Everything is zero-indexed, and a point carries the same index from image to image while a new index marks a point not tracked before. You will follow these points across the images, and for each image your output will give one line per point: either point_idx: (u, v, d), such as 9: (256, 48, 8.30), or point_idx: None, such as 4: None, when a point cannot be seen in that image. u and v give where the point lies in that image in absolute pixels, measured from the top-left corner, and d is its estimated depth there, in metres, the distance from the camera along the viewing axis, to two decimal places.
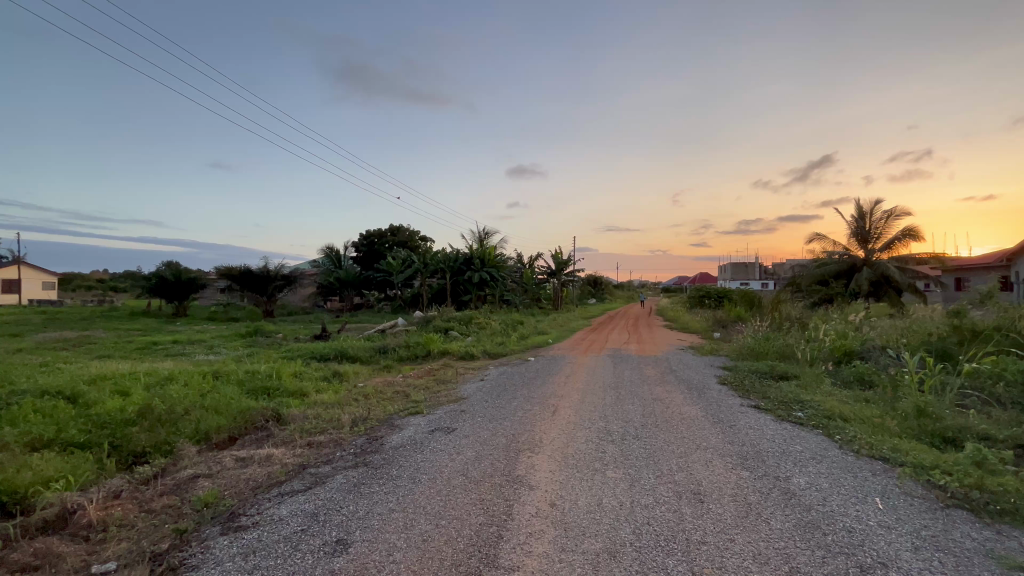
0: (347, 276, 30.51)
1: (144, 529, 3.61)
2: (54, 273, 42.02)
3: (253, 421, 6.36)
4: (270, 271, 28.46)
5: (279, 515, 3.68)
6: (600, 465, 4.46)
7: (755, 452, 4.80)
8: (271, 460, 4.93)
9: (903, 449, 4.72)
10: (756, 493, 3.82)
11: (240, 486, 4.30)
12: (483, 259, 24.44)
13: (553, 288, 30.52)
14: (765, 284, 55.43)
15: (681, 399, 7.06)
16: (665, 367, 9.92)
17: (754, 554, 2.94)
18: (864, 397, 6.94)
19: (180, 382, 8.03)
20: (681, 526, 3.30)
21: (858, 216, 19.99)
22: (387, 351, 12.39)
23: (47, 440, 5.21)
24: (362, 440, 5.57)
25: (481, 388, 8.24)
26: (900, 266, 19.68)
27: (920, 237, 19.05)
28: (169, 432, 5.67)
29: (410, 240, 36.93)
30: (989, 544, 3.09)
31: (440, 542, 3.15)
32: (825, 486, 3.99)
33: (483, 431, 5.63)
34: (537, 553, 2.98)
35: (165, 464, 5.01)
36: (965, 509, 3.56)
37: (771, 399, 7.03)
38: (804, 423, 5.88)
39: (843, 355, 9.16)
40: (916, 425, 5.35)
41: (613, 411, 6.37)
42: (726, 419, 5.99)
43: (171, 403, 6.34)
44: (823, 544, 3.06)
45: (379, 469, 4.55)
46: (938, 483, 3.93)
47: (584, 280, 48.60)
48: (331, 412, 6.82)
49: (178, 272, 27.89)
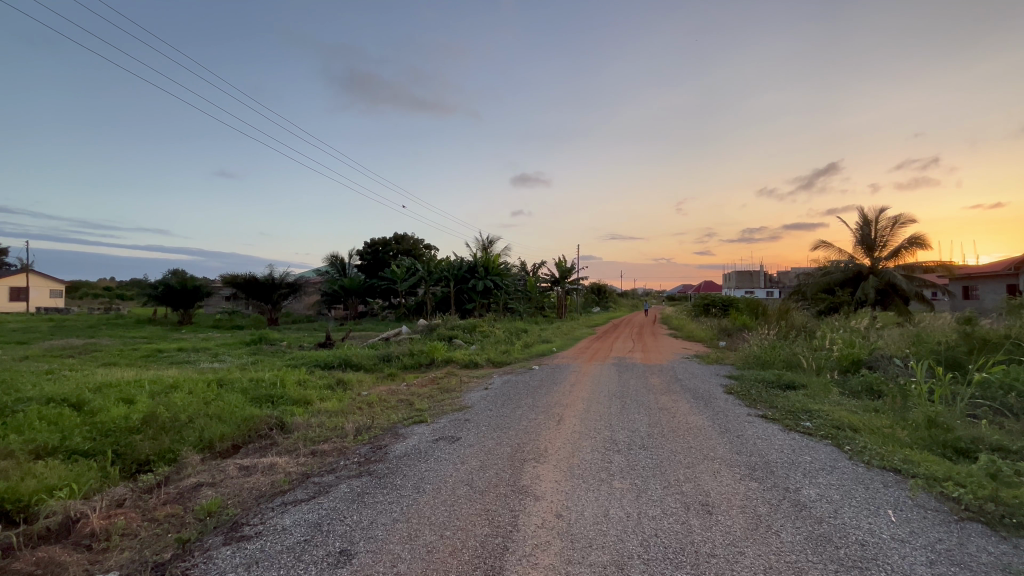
0: (351, 285, 30.53)
1: (147, 538, 3.59)
2: (61, 281, 42.31)
3: (257, 429, 6.36)
4: (275, 280, 28.45)
5: (282, 524, 3.65)
6: (606, 475, 4.40)
7: (763, 462, 4.74)
8: (274, 469, 4.90)
9: (915, 460, 4.64)
10: (765, 505, 3.76)
11: (243, 495, 4.27)
12: (487, 267, 24.41)
13: (557, 297, 30.44)
14: (772, 292, 55.28)
15: (686, 408, 7.00)
16: (670, 375, 9.87)
17: (765, 568, 2.88)
18: (873, 407, 6.86)
19: (185, 389, 8.05)
20: (689, 539, 3.24)
21: (863, 224, 19.89)
22: (391, 359, 12.36)
23: (51, 447, 5.20)
24: (366, 448, 5.56)
25: (484, 397, 8.19)
26: (908, 274, 19.52)
27: (926, 245, 18.92)
28: (172, 439, 5.65)
29: (413, 248, 37.03)
30: (1006, 558, 3.01)
31: (445, 553, 3.11)
32: (836, 497, 3.93)
33: (487, 440, 5.59)
34: (543, 566, 2.93)
35: (168, 472, 5.00)
36: (981, 522, 3.48)
37: (778, 408, 6.95)
38: (813, 433, 5.81)
39: (851, 364, 9.01)
40: (928, 436, 5.25)
41: (619, 421, 6.30)
42: (734, 429, 5.93)
43: (176, 410, 6.33)
44: (836, 557, 3.01)
45: (384, 478, 4.52)
46: (952, 495, 3.86)
47: (588, 289, 48.83)
48: (335, 420, 6.80)
49: (184, 280, 28.02)
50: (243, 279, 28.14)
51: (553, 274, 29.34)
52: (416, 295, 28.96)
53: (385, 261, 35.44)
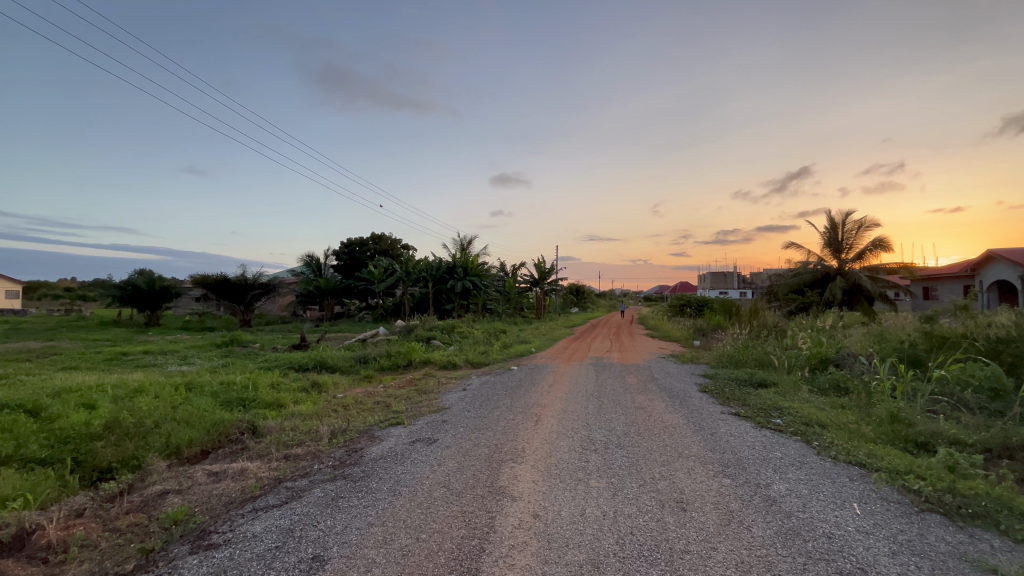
0: (327, 285, 29.97)
1: (108, 548, 3.44)
2: (16, 282, 40.40)
3: (228, 433, 6.18)
4: (247, 280, 27.77)
5: (252, 531, 3.55)
6: (583, 474, 4.44)
7: (736, 459, 4.84)
8: (244, 475, 4.77)
9: (879, 454, 4.81)
10: (737, 500, 3.84)
11: (212, 501, 4.14)
12: (466, 267, 24.56)
13: (535, 297, 30.27)
14: (742, 292, 57.16)
15: (662, 407, 7.11)
16: (647, 375, 9.98)
17: (736, 562, 2.94)
18: (840, 403, 7.10)
19: (151, 394, 7.72)
20: (664, 536, 3.28)
21: (831, 227, 20.64)
22: (368, 360, 12.26)
23: (4, 457, 4.95)
24: (340, 452, 5.45)
25: (463, 398, 8.20)
26: (873, 275, 20.30)
27: (889, 247, 19.71)
28: (137, 446, 5.45)
29: (391, 249, 36.61)
30: (962, 547, 3.15)
31: (421, 556, 3.07)
32: (805, 492, 4.04)
33: (464, 441, 5.58)
34: (520, 566, 2.93)
35: (132, 481, 4.80)
36: (939, 513, 3.63)
37: (750, 406, 7.13)
38: (783, 429, 5.97)
39: (818, 362, 9.33)
40: (890, 431, 5.46)
41: (596, 421, 6.34)
42: (707, 427, 6.05)
43: (140, 416, 6.08)
44: (804, 551, 3.08)
45: (359, 482, 4.44)
46: (913, 487, 4.02)
47: (566, 289, 49.57)
48: (309, 423, 6.69)
49: (151, 280, 26.99)
50: (214, 280, 27.36)
51: (531, 275, 29.40)
52: (394, 296, 28.82)
53: (363, 262, 34.98)
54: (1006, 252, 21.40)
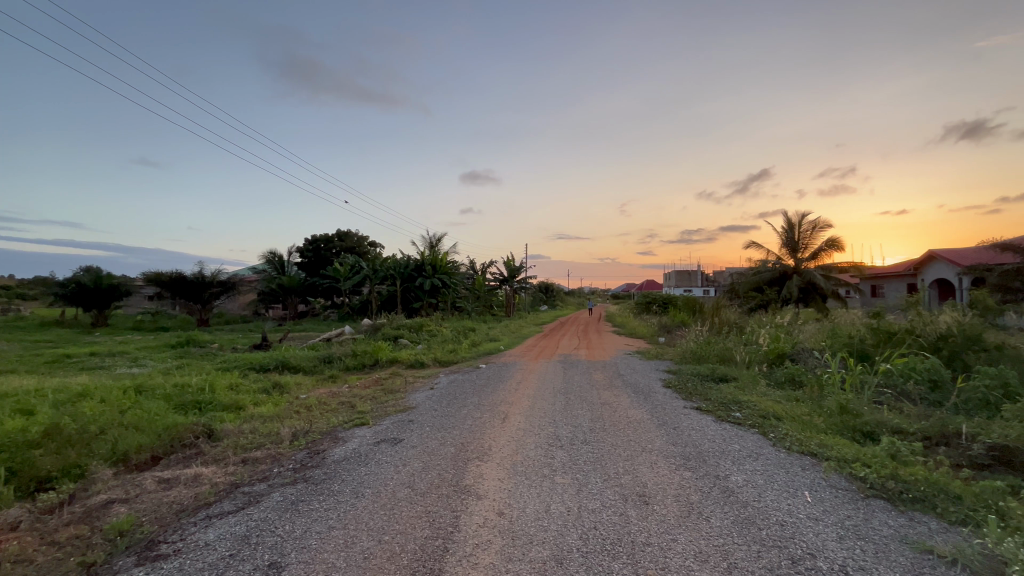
0: (291, 283, 29.09)
1: (45, 563, 3.22)
2: None
3: (181, 438, 5.90)
4: (204, 278, 26.66)
5: (204, 540, 3.40)
6: (548, 470, 4.47)
7: (697, 452, 4.97)
8: (198, 480, 4.57)
9: (829, 444, 5.04)
10: (697, 492, 3.95)
11: (162, 510, 3.94)
12: (434, 265, 24.30)
13: (505, 295, 30.28)
14: (705, 291, 58.96)
15: (627, 403, 7.25)
16: (613, 371, 10.14)
17: (694, 553, 3.02)
18: (795, 396, 7.41)
19: (97, 398, 7.29)
20: (626, 529, 3.34)
21: (788, 227, 21.49)
22: (333, 360, 11.97)
23: None
24: (301, 454, 5.30)
25: (430, 397, 8.11)
26: (826, 274, 21.27)
27: (841, 246, 20.70)
28: (80, 454, 5.14)
29: (358, 245, 35.80)
30: (903, 530, 3.33)
31: (383, 559, 3.01)
32: (760, 482, 4.19)
33: (430, 440, 5.52)
34: (484, 565, 2.91)
35: (74, 490, 4.52)
36: (883, 498, 3.84)
37: (711, 400, 7.34)
38: (742, 422, 6.17)
39: (775, 357, 9.71)
40: (840, 421, 5.73)
41: (563, 417, 6.39)
42: (670, 421, 6.20)
43: (84, 421, 5.73)
44: (758, 538, 3.20)
45: (320, 484, 4.33)
46: (859, 475, 4.23)
47: (536, 288, 49.85)
48: (269, 425, 6.47)
49: (98, 278, 25.52)
50: (168, 277, 26.11)
51: (500, 274, 29.38)
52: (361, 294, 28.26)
53: (328, 258, 34.07)
54: (946, 253, 22.85)
